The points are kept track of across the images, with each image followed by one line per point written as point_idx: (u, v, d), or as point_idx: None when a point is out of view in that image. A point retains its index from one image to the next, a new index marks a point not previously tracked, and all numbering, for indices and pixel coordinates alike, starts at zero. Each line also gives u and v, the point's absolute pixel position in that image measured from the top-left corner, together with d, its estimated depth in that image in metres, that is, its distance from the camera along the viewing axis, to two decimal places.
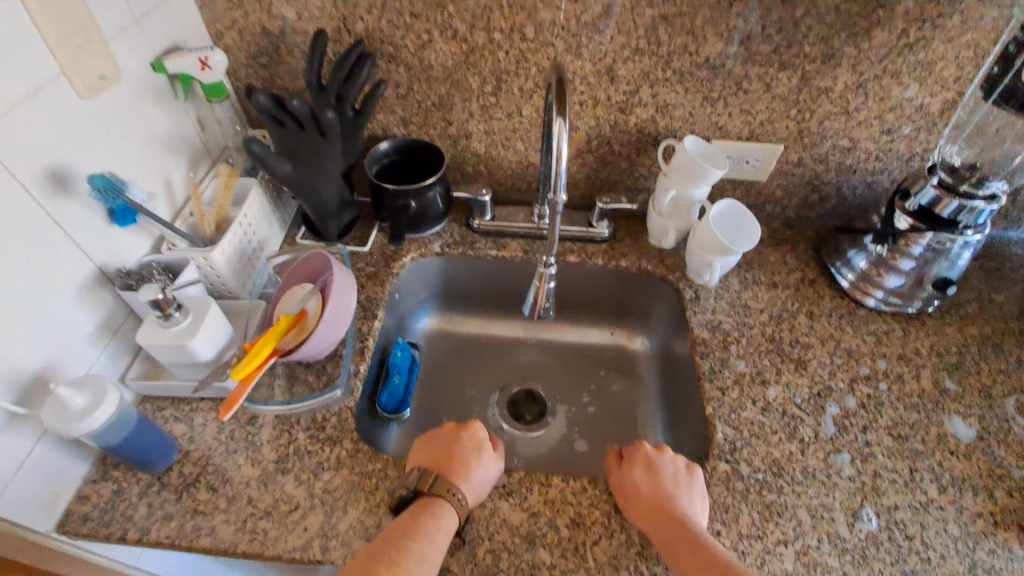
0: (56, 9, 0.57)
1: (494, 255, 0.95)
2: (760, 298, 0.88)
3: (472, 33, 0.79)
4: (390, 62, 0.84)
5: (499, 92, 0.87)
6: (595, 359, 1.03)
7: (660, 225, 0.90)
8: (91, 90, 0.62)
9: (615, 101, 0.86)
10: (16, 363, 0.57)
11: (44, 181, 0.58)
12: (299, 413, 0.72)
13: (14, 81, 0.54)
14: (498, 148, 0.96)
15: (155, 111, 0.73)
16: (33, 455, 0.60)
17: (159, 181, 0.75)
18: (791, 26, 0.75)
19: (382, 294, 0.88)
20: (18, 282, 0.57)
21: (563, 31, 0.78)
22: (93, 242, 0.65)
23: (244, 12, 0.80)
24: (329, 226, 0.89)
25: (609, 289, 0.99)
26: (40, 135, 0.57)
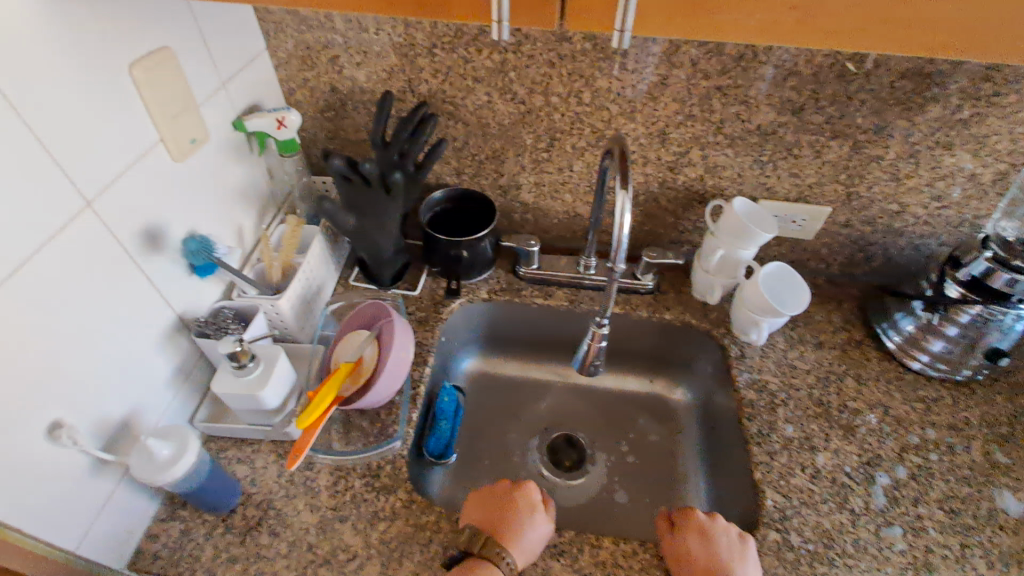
0: (159, 82, 0.62)
1: (540, 303, 0.97)
2: (807, 359, 0.89)
3: (530, 96, 0.83)
4: (450, 119, 0.87)
5: (553, 150, 0.89)
6: (635, 407, 1.03)
7: (706, 280, 0.92)
8: (184, 153, 0.67)
9: (665, 160, 0.88)
10: (108, 412, 0.61)
11: (140, 240, 0.62)
12: (356, 462, 0.74)
13: (123, 152, 0.59)
14: (547, 199, 0.98)
15: (234, 166, 0.78)
16: (113, 497, 0.63)
17: (233, 230, 0.79)
18: (844, 99, 0.77)
19: (432, 340, 0.90)
20: (114, 336, 0.60)
21: (620, 97, 0.81)
22: (177, 293, 0.69)
23: (317, 72, 0.85)
24: (383, 272, 0.91)
25: (651, 338, 1.00)
26: (141, 198, 0.61)
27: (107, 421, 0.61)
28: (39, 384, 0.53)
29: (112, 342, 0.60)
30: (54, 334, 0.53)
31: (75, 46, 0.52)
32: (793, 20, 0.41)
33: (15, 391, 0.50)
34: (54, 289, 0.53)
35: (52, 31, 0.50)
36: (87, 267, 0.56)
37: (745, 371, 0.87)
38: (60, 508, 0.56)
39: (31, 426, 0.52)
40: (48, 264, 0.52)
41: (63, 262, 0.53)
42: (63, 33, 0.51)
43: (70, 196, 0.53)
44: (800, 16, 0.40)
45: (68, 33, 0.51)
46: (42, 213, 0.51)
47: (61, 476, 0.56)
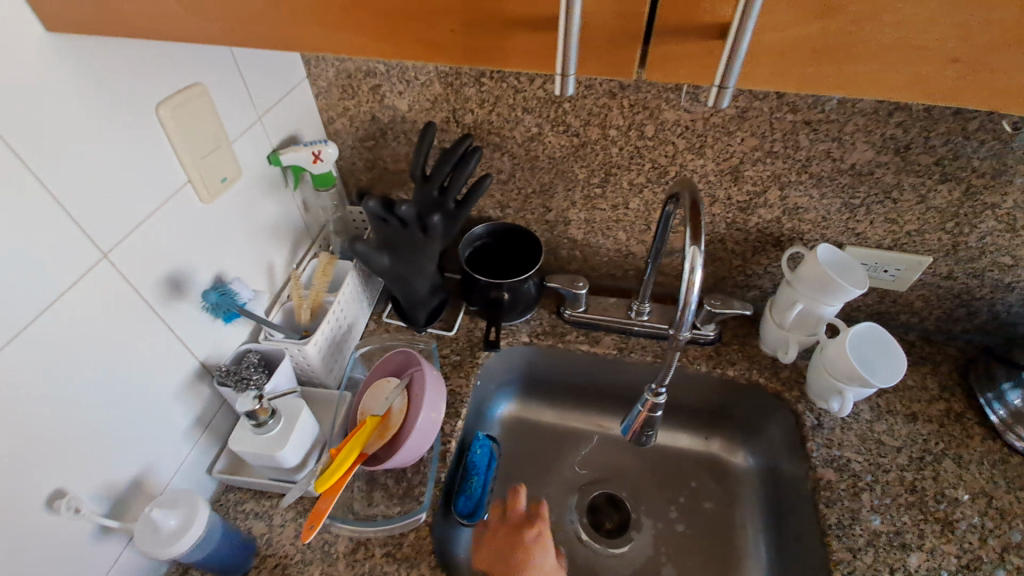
0: (188, 122, 0.57)
1: (586, 350, 0.88)
2: (895, 433, 0.77)
3: (585, 129, 0.75)
4: (495, 151, 0.81)
5: (607, 186, 0.81)
6: (686, 468, 0.92)
7: (779, 336, 0.81)
8: (214, 194, 0.62)
9: (735, 201, 0.78)
10: (119, 472, 0.57)
11: (160, 289, 0.58)
12: (375, 534, 0.67)
13: (145, 197, 0.54)
14: (598, 236, 0.89)
15: (266, 201, 0.73)
16: (120, 561, 0.58)
17: (262, 269, 0.75)
18: (959, 139, 0.65)
19: (467, 388, 0.82)
20: (128, 392, 0.56)
21: (687, 131, 0.71)
22: (201, 340, 0.65)
23: (357, 101, 0.80)
24: (417, 313, 0.85)
25: (709, 393, 0.89)
26: (163, 245, 0.57)
27: (116, 482, 0.56)
28: (45, 455, 0.49)
29: (126, 399, 0.56)
30: (63, 398, 0.49)
31: (94, 88, 0.48)
32: (953, 76, 0.31)
33: (19, 465, 0.46)
34: (63, 349, 0.49)
35: (68, 75, 0.46)
36: (101, 323, 0.52)
37: (821, 444, 0.76)
38: None
39: (33, 499, 0.48)
40: (58, 324, 0.48)
41: (75, 320, 0.49)
42: (81, 75, 0.47)
43: (84, 248, 0.49)
44: (965, 74, 0.31)
45: (86, 75, 0.47)
46: (53, 269, 0.47)
47: (65, 546, 0.52)
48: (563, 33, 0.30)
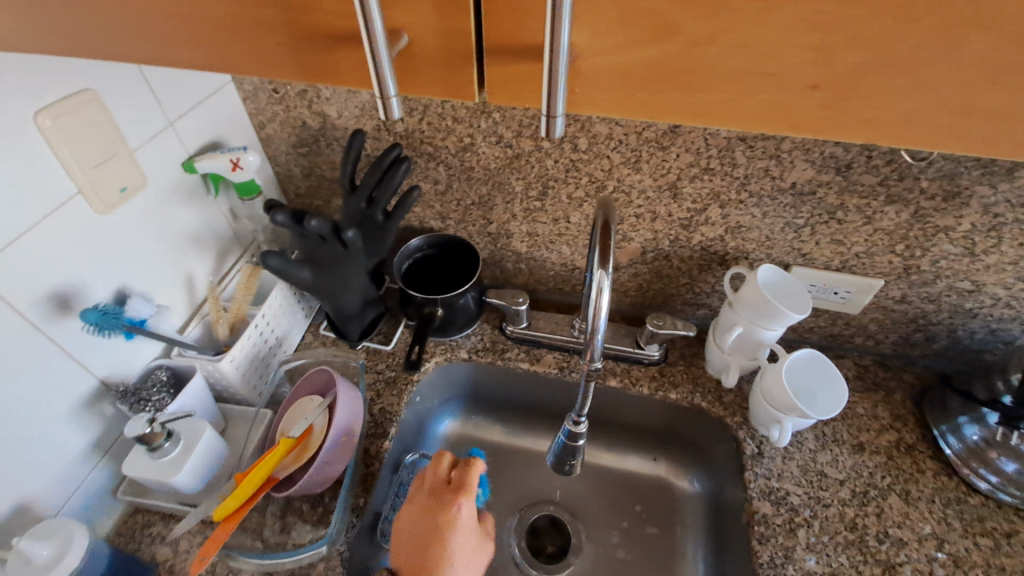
0: (77, 131, 0.55)
1: (527, 368, 0.85)
2: (840, 465, 0.74)
3: (518, 140, 0.71)
4: (430, 161, 0.77)
5: (546, 199, 0.78)
6: (632, 491, 0.88)
7: (721, 359, 0.77)
8: (110, 205, 0.59)
9: (677, 218, 0.74)
10: None
11: (46, 306, 0.55)
12: (281, 565, 0.63)
13: (22, 211, 0.52)
14: (542, 250, 0.85)
15: (183, 211, 0.71)
16: None
17: (179, 281, 0.72)
18: (903, 159, 0.62)
19: (398, 406, 0.79)
20: (7, 414, 0.53)
21: (622, 145, 0.68)
22: (99, 358, 0.62)
23: (286, 107, 0.77)
24: (350, 328, 0.82)
25: (655, 415, 0.85)
26: (45, 260, 0.54)
27: None
28: None
29: (3, 423, 0.53)
30: None
31: None
32: (817, 102, 0.30)
33: None
34: None
35: None
36: None
37: (761, 474, 0.72)
38: None
39: None
40: None
41: None
42: None
43: None
44: (832, 102, 0.30)
45: None
46: None
47: None
48: (369, 48, 0.27)
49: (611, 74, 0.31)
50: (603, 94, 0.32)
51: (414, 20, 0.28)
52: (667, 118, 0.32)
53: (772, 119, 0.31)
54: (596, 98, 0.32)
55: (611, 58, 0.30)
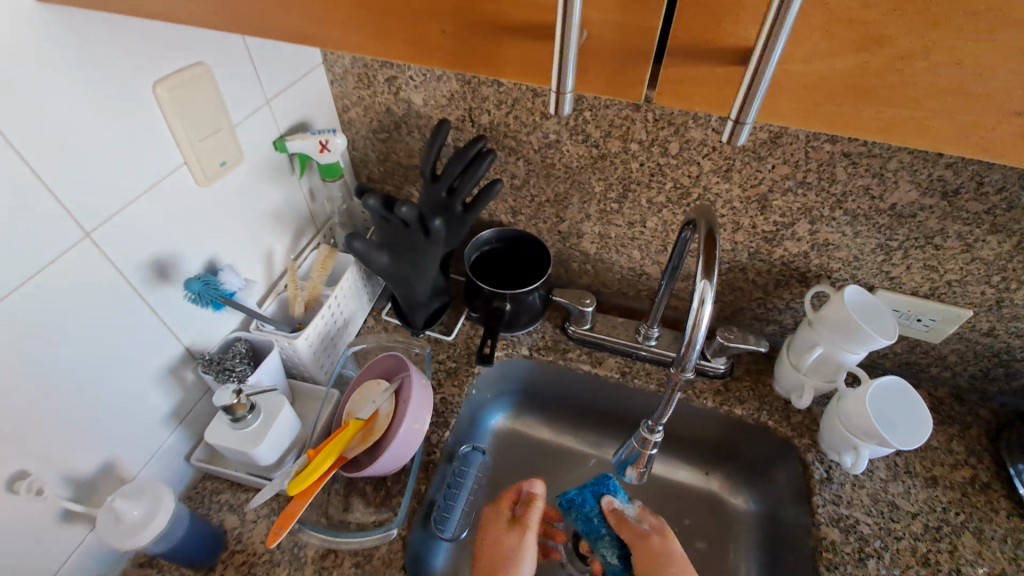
0: (188, 103, 0.56)
1: (587, 371, 0.84)
2: (912, 497, 0.71)
3: (605, 140, 0.70)
4: (510, 155, 0.77)
5: (624, 202, 0.76)
6: (683, 503, 0.86)
7: (794, 379, 0.76)
8: (210, 177, 0.61)
9: (761, 231, 0.73)
10: (88, 457, 0.55)
11: (146, 272, 0.57)
12: (344, 545, 0.65)
13: (134, 179, 0.53)
14: (612, 252, 0.84)
15: (269, 189, 0.72)
16: (85, 543, 0.58)
17: (259, 257, 0.73)
18: (1016, 189, 0.59)
19: (459, 398, 0.79)
20: (106, 374, 0.55)
21: (714, 152, 0.67)
22: (189, 326, 0.64)
23: (372, 92, 0.77)
24: (417, 315, 0.83)
25: (715, 429, 0.84)
26: (149, 230, 0.56)
27: (85, 467, 0.55)
28: (14, 433, 0.48)
29: (101, 383, 0.55)
30: (32, 377, 0.48)
31: (83, 66, 0.46)
32: (1010, 128, 0.29)
33: None
34: (35, 328, 0.47)
35: (55, 50, 0.44)
36: (79, 303, 0.51)
37: (828, 500, 0.71)
38: (25, 558, 0.52)
39: None
40: (31, 303, 0.47)
41: (52, 297, 0.48)
42: (71, 51, 0.45)
43: (65, 225, 0.48)
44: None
45: (78, 52, 0.46)
46: (29, 247, 0.46)
47: (20, 528, 0.50)
48: (558, 42, 0.27)
49: (799, 91, 0.30)
50: (784, 106, 0.31)
51: (604, 20, 0.28)
52: (841, 133, 0.31)
53: (946, 140, 0.30)
54: (774, 106, 0.31)
55: (804, 67, 0.29)
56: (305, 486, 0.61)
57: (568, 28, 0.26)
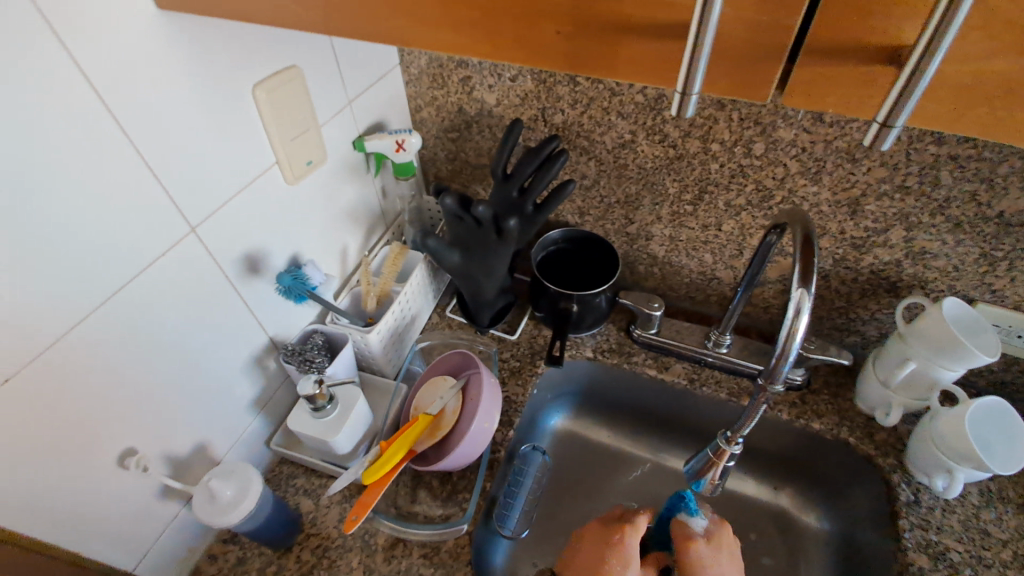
0: (282, 105, 0.58)
1: (653, 376, 0.82)
2: (1011, 527, 0.66)
3: (684, 141, 0.68)
4: (582, 155, 0.76)
5: (700, 204, 0.74)
6: (749, 515, 0.84)
7: (880, 395, 0.72)
8: (298, 176, 0.64)
9: (849, 236, 0.69)
10: (185, 437, 0.59)
11: (240, 265, 0.60)
12: (416, 535, 0.66)
13: (233, 178, 0.56)
14: (681, 255, 0.82)
15: (346, 187, 0.74)
16: (179, 517, 0.61)
17: (335, 252, 0.76)
18: None
19: (523, 397, 0.79)
20: (203, 361, 0.58)
21: (803, 153, 0.64)
22: (272, 316, 0.67)
23: (446, 92, 0.79)
24: (482, 313, 0.83)
25: (787, 443, 0.81)
26: (243, 226, 0.59)
27: (183, 446, 0.59)
28: (129, 413, 0.52)
29: (198, 369, 0.58)
30: (143, 360, 0.52)
31: (195, 69, 0.49)
32: None
33: (104, 421, 0.49)
34: (145, 315, 0.51)
35: (172, 52, 0.47)
36: (184, 293, 0.54)
37: (915, 524, 0.66)
38: (130, 529, 0.56)
39: (107, 454, 0.50)
40: (143, 291, 0.50)
41: (160, 287, 0.51)
42: (184, 53, 0.48)
43: (177, 221, 0.51)
44: None
45: (195, 59, 0.49)
46: (144, 239, 0.49)
47: (128, 501, 0.54)
48: (691, 46, 0.27)
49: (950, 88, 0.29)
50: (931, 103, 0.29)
51: (737, 22, 0.27)
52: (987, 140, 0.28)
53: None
54: (917, 109, 0.30)
55: (959, 67, 0.28)
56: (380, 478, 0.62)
57: (704, 34, 0.26)
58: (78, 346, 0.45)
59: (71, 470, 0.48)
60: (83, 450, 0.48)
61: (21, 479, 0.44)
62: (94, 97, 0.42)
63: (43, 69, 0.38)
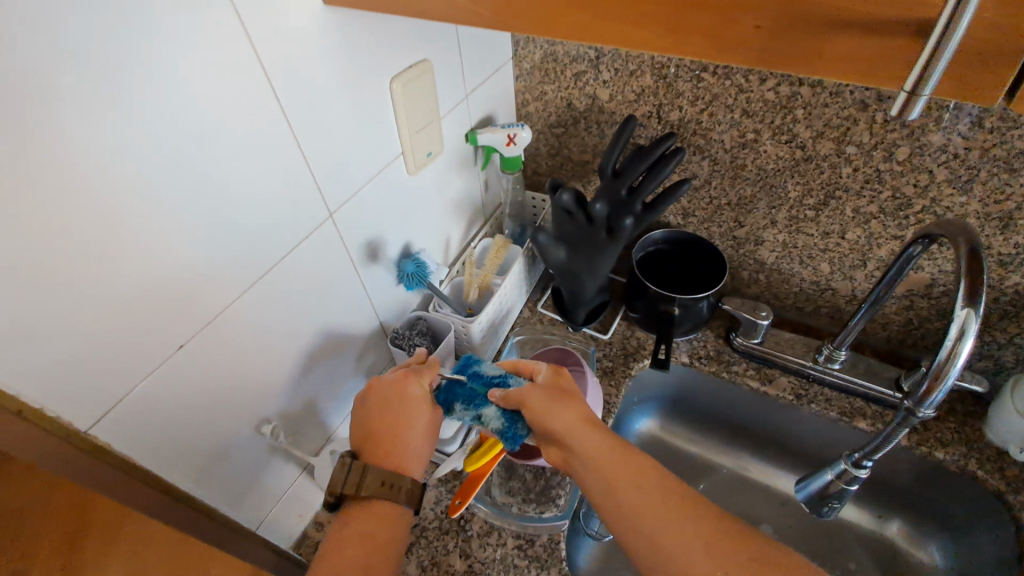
0: (412, 98, 0.60)
1: (755, 388, 0.78)
2: None
3: (814, 142, 0.64)
4: (695, 154, 0.73)
5: (824, 209, 0.69)
6: (849, 543, 0.79)
7: (1020, 429, 0.65)
8: (419, 166, 0.66)
9: (999, 253, 0.62)
10: (306, 411, 0.63)
11: (363, 251, 0.63)
12: (508, 525, 0.67)
13: (365, 168, 0.58)
14: (793, 263, 0.77)
15: (455, 178, 0.76)
16: (296, 483, 0.65)
17: (440, 242, 0.78)
18: None
19: (616, 398, 0.78)
20: (326, 339, 0.62)
21: (955, 159, 0.58)
22: (384, 300, 0.70)
23: (557, 87, 0.78)
24: (577, 310, 0.83)
25: (901, 469, 0.75)
26: (369, 214, 0.61)
27: (303, 418, 0.63)
28: (266, 383, 0.55)
29: (321, 347, 0.61)
30: (281, 335, 0.55)
31: (346, 62, 0.51)
32: None
33: (246, 389, 0.53)
34: (286, 294, 0.54)
35: (328, 47, 0.49)
36: (317, 275, 0.57)
37: None
38: (257, 491, 0.60)
39: (245, 420, 0.54)
40: (286, 271, 0.53)
41: (299, 269, 0.54)
42: (337, 46, 0.50)
43: (318, 207, 0.54)
44: None
45: (346, 52, 0.51)
46: (290, 224, 0.52)
47: (256, 464, 0.58)
48: (927, 54, 0.26)
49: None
50: None
51: (981, 19, 0.25)
52: None
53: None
54: None
55: None
56: (493, 456, 0.61)
57: (948, 39, 0.24)
58: (232, 321, 0.49)
59: (219, 432, 0.52)
60: (228, 414, 0.52)
61: (181, 436, 0.48)
62: (266, 87, 0.45)
63: (232, 61, 0.41)
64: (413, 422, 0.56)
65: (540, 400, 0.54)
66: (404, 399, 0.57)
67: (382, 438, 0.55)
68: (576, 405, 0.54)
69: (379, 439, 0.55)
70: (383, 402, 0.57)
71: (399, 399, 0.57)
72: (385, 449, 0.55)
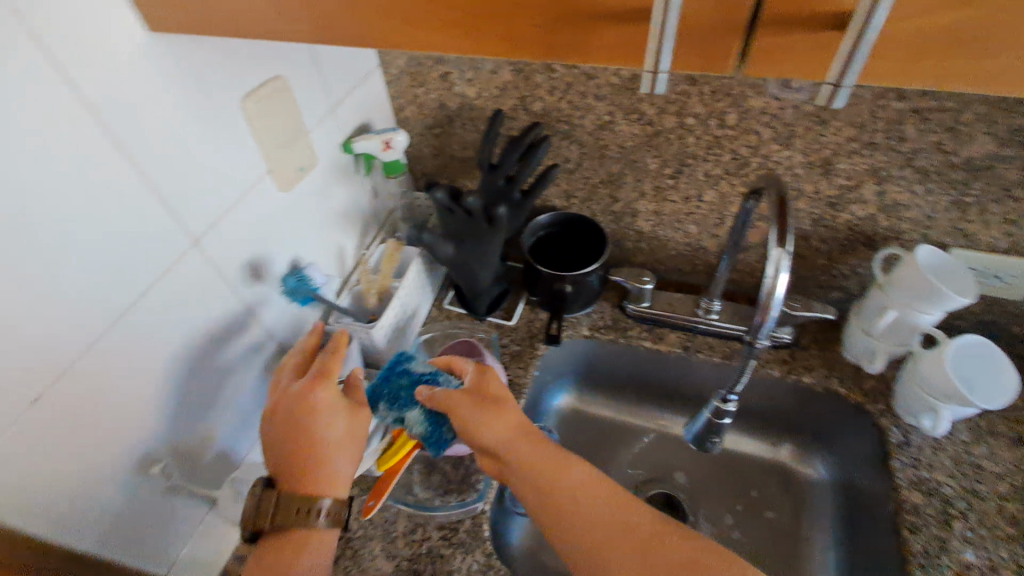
0: (269, 115, 0.60)
1: (649, 347, 0.85)
2: (998, 458, 0.68)
3: (660, 117, 0.71)
4: (563, 139, 0.78)
5: (680, 177, 0.77)
6: (751, 474, 0.87)
7: (865, 343, 0.75)
8: (290, 182, 0.66)
9: (825, 195, 0.71)
10: (204, 443, 0.62)
11: (243, 273, 0.62)
12: (433, 518, 0.68)
13: (229, 190, 0.58)
14: (667, 229, 0.84)
15: (337, 189, 0.76)
16: (206, 520, 0.64)
17: (332, 254, 0.78)
18: None
19: (525, 379, 0.81)
20: (215, 366, 0.61)
21: (775, 120, 0.66)
22: (276, 319, 0.69)
23: (426, 89, 0.80)
24: (479, 302, 0.86)
25: (782, 399, 0.84)
26: (243, 236, 0.61)
27: (202, 451, 0.62)
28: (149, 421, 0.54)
29: (211, 375, 0.60)
30: (159, 369, 0.54)
31: (188, 87, 0.51)
32: None
33: (126, 431, 0.51)
34: (156, 326, 0.52)
35: (162, 72, 0.48)
36: (191, 303, 0.56)
37: (907, 463, 0.69)
38: (159, 535, 0.58)
39: (131, 462, 0.53)
40: (152, 305, 0.51)
41: (167, 300, 0.53)
42: (174, 71, 0.49)
43: (179, 236, 0.53)
44: None
45: (184, 74, 0.50)
46: (149, 256, 0.50)
47: (153, 509, 0.56)
48: (657, 34, 0.30)
49: (903, 49, 0.30)
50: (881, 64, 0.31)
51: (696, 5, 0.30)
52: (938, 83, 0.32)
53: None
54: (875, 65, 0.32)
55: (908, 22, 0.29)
56: (406, 452, 0.63)
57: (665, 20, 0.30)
58: (95, 363, 0.47)
59: (100, 480, 0.50)
60: (108, 459, 0.50)
61: (54, 493, 0.46)
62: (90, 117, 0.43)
63: (45, 96, 0.40)
64: (329, 438, 0.56)
65: (470, 412, 0.56)
66: (313, 415, 0.56)
67: (307, 462, 0.55)
68: (506, 413, 0.57)
69: (304, 460, 0.55)
70: (289, 421, 0.56)
71: (308, 416, 0.56)
72: (306, 469, 0.55)
